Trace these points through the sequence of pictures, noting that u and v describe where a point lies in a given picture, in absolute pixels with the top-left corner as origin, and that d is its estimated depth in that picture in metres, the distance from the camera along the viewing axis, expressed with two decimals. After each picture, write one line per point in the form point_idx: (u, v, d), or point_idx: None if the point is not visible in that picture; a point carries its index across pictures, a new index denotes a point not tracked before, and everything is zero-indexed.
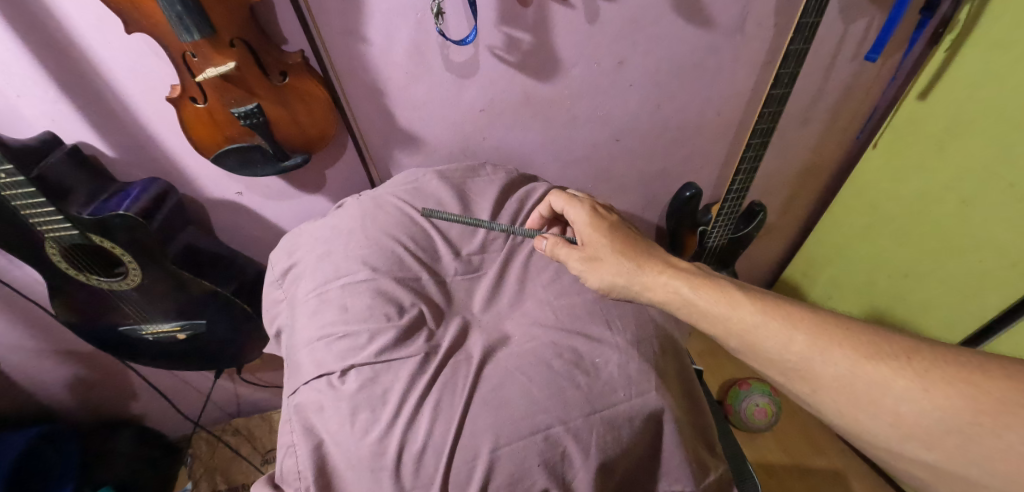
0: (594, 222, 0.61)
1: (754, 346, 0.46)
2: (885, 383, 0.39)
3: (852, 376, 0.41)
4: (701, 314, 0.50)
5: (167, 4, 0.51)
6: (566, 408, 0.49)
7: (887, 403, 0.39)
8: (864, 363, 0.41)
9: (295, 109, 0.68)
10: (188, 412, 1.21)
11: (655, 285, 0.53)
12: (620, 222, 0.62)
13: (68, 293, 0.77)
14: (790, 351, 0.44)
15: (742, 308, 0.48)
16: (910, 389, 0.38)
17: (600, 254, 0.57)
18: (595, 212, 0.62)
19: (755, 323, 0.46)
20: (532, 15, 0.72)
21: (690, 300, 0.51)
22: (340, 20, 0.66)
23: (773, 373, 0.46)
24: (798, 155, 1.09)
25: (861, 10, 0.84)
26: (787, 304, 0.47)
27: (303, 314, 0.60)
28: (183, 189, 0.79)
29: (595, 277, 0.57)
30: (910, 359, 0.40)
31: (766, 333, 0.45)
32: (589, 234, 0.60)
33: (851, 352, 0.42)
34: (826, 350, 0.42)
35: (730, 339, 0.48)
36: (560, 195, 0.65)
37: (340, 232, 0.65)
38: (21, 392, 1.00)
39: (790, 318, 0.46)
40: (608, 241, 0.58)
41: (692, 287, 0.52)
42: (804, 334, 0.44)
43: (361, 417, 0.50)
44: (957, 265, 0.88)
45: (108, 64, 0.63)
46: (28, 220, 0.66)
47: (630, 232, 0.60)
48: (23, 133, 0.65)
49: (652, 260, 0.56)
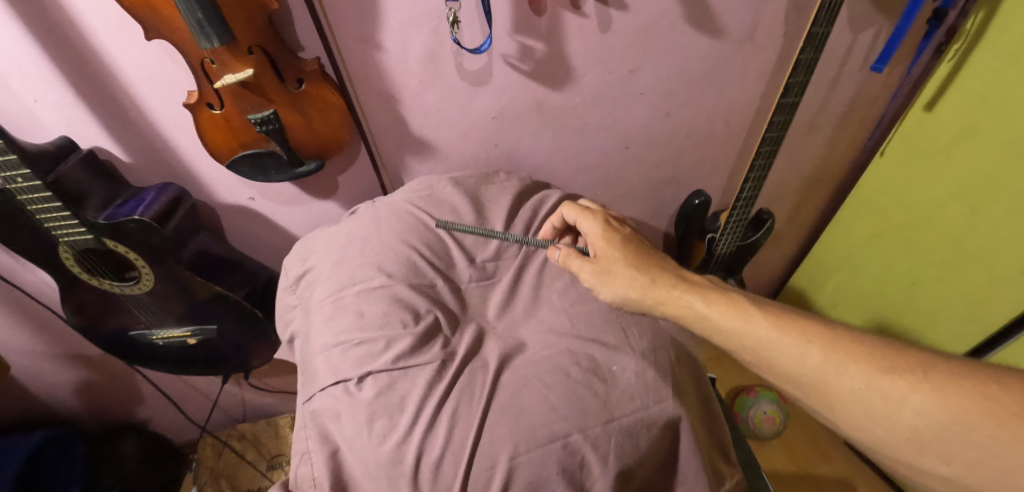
0: (607, 235, 0.61)
1: (768, 360, 0.46)
2: (902, 397, 0.39)
3: (867, 390, 0.40)
4: (713, 328, 0.50)
5: (188, 11, 0.52)
6: (584, 416, 0.49)
7: (904, 418, 0.39)
8: (880, 377, 0.40)
9: (310, 116, 0.68)
10: (194, 417, 1.21)
11: (668, 299, 0.53)
12: (633, 234, 0.62)
13: (80, 297, 0.77)
14: (805, 365, 0.43)
15: (754, 322, 0.47)
16: (927, 404, 0.38)
17: (613, 267, 0.58)
18: (609, 225, 0.62)
19: (768, 337, 0.46)
20: (545, 24, 0.73)
21: (702, 314, 0.51)
22: (355, 27, 0.66)
23: (788, 386, 0.45)
24: (806, 162, 1.09)
25: (870, 20, 0.85)
26: (799, 317, 0.47)
27: (318, 320, 0.60)
28: (196, 195, 0.80)
29: (608, 290, 0.57)
30: (927, 372, 0.39)
31: (779, 347, 0.45)
32: (602, 247, 0.60)
33: (866, 367, 0.41)
34: (841, 365, 0.42)
35: (744, 353, 0.48)
36: (571, 207, 0.66)
37: (354, 239, 0.65)
38: (29, 395, 1.00)
39: (803, 332, 0.45)
40: (621, 254, 0.58)
41: (704, 300, 0.51)
42: (818, 348, 0.44)
43: (379, 424, 0.50)
44: (966, 275, 0.88)
45: (126, 71, 0.63)
46: (43, 224, 0.67)
47: (643, 245, 0.60)
48: (40, 137, 0.66)
49: (664, 274, 0.56)
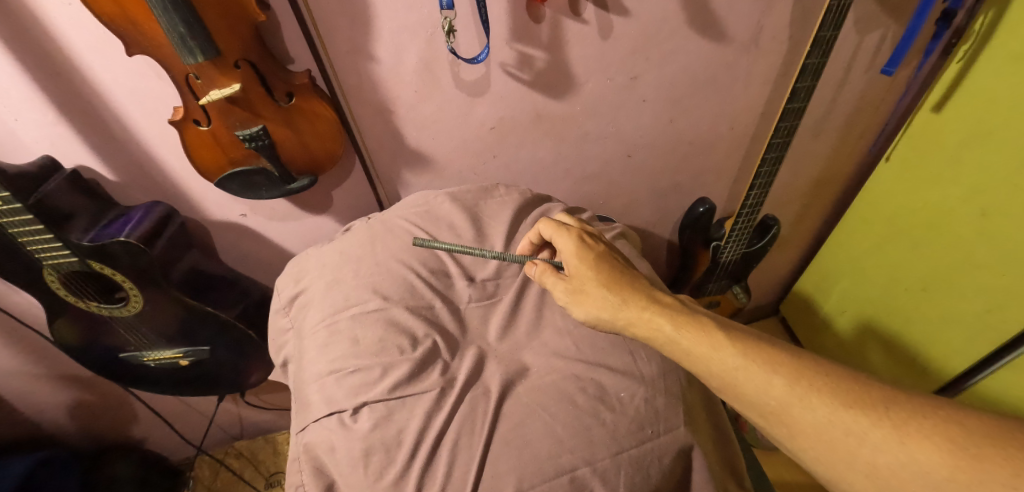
0: (582, 253, 0.55)
1: (733, 389, 0.43)
2: (863, 433, 0.37)
3: (829, 424, 0.39)
4: (682, 353, 0.47)
5: (169, 25, 0.49)
6: (591, 448, 0.47)
7: (863, 454, 0.37)
8: (842, 411, 0.39)
9: (301, 130, 0.65)
10: (190, 436, 1.18)
11: (639, 322, 0.49)
12: (608, 250, 0.57)
13: (66, 320, 0.74)
14: (770, 396, 0.41)
15: (722, 350, 0.44)
16: (886, 441, 0.37)
17: (585, 286, 0.53)
18: (583, 242, 0.56)
19: (734, 366, 0.43)
20: (545, 32, 0.70)
21: (673, 340, 0.47)
22: (346, 39, 0.64)
23: (752, 414, 0.43)
24: (812, 166, 1.07)
25: (878, 21, 0.82)
26: (767, 344, 0.44)
27: (311, 346, 0.57)
28: (184, 212, 0.77)
29: (581, 310, 0.53)
30: (889, 409, 0.38)
31: (745, 376, 0.42)
32: (575, 265, 0.55)
33: (829, 400, 0.39)
34: (805, 397, 0.40)
35: (710, 380, 0.45)
36: (548, 223, 0.59)
37: (348, 258, 0.63)
38: (19, 417, 0.97)
39: (770, 360, 0.43)
40: (595, 273, 0.53)
41: (674, 324, 0.48)
42: (783, 379, 0.41)
43: (374, 459, 0.47)
44: (972, 288, 0.86)
45: (107, 87, 0.61)
46: (26, 247, 0.64)
47: (618, 262, 0.55)
48: (22, 158, 0.63)
49: (636, 294, 0.51)
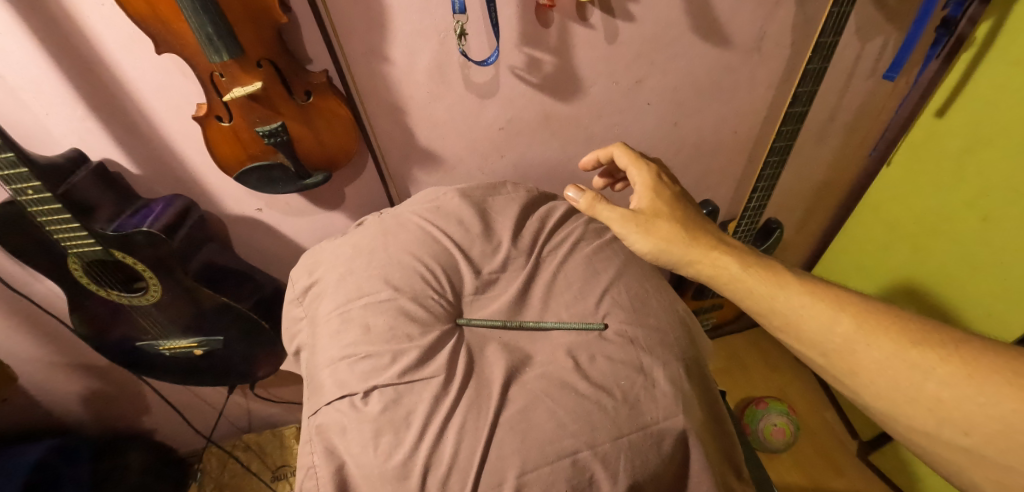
0: (657, 189, 0.59)
1: (797, 326, 0.48)
2: (930, 368, 0.42)
3: (894, 359, 0.43)
4: (746, 291, 0.52)
5: (198, 26, 0.52)
6: (593, 432, 0.49)
7: (929, 388, 0.41)
8: (910, 348, 0.43)
9: (318, 127, 0.68)
10: (200, 427, 1.21)
11: (706, 259, 0.54)
12: (680, 193, 0.60)
13: (86, 307, 0.76)
14: (837, 332, 0.46)
15: (791, 289, 0.49)
16: (953, 375, 0.41)
17: (657, 220, 0.56)
18: (659, 179, 0.61)
19: (802, 304, 0.48)
20: (554, 36, 0.73)
21: (738, 278, 0.52)
22: (362, 40, 0.67)
23: (811, 353, 0.48)
24: (816, 170, 1.08)
25: (878, 28, 0.84)
26: (836, 289, 0.49)
27: (325, 333, 0.59)
28: (204, 206, 0.80)
29: (647, 241, 0.56)
30: (957, 347, 0.42)
31: (812, 314, 0.48)
32: (648, 199, 0.58)
33: (896, 338, 0.44)
34: (870, 334, 0.45)
35: (772, 318, 0.50)
36: (627, 153, 0.64)
37: (362, 252, 0.65)
38: (36, 406, 1.00)
39: (838, 301, 0.48)
40: (669, 211, 0.57)
41: (741, 265, 0.53)
42: (850, 317, 0.46)
43: (384, 440, 0.49)
44: (973, 286, 0.85)
45: (135, 83, 0.64)
46: (53, 235, 0.67)
47: (689, 206, 0.59)
48: (52, 150, 0.66)
49: (707, 237, 0.55)
